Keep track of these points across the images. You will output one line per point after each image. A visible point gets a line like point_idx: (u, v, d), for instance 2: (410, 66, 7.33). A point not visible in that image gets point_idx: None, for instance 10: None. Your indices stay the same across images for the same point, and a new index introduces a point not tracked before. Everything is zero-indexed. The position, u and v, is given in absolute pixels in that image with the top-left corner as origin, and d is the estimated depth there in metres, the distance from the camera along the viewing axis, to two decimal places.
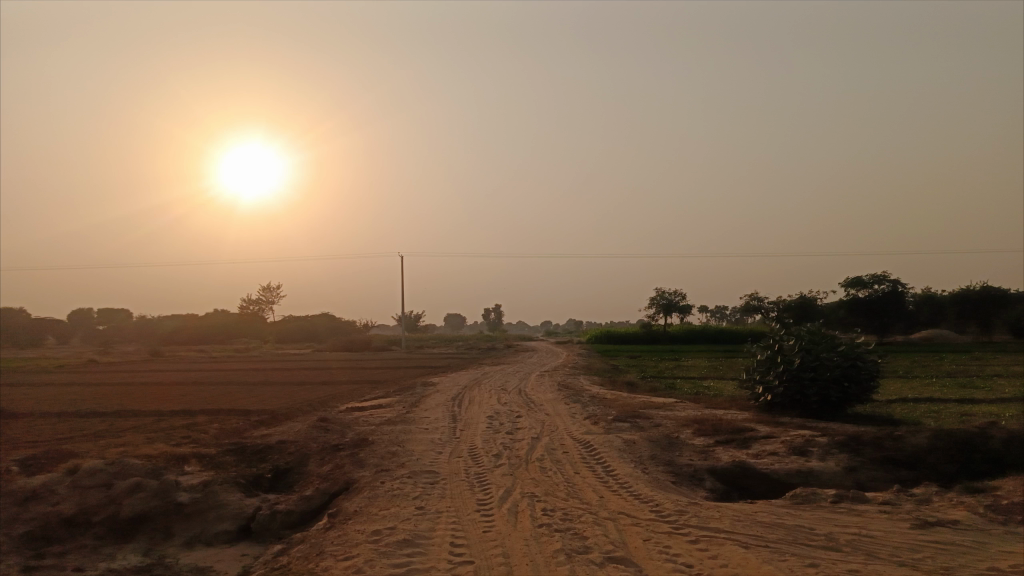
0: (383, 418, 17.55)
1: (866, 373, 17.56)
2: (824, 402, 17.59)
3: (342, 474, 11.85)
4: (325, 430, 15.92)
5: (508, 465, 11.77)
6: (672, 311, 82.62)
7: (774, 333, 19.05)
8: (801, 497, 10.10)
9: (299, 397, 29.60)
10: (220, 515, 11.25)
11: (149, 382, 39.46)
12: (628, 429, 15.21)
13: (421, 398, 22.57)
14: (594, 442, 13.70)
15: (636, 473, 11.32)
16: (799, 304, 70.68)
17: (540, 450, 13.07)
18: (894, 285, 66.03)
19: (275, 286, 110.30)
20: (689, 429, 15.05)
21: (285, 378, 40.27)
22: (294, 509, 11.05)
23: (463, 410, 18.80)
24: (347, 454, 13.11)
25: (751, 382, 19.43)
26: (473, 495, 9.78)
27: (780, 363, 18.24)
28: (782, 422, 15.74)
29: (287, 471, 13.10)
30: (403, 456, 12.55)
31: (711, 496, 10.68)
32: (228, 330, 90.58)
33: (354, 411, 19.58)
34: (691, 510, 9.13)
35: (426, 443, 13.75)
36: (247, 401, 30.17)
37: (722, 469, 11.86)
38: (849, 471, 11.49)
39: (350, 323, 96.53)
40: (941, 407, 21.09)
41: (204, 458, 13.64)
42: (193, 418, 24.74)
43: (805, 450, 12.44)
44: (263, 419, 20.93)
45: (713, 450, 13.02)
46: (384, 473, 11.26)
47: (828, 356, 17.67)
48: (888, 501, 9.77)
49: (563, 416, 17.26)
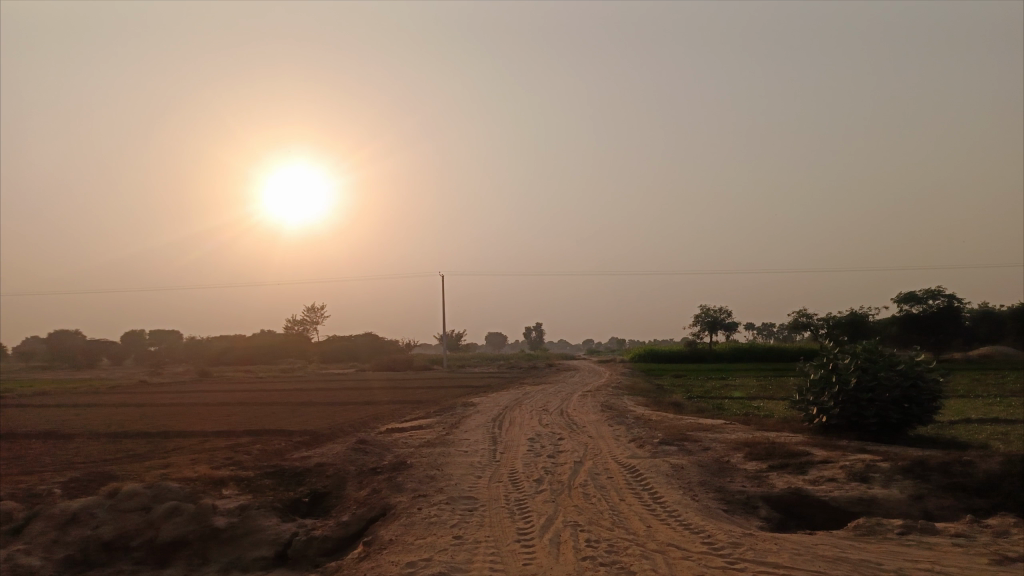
0: (423, 440, 17.21)
1: (928, 393, 16.61)
2: (884, 424, 16.69)
3: (379, 499, 11.52)
4: (364, 453, 15.65)
5: (550, 491, 11.30)
6: (717, 328, 81.09)
7: (828, 352, 18.21)
8: (864, 528, 9.42)
9: (341, 418, 29.55)
10: (256, 541, 11.01)
11: (195, 403, 40.00)
12: (676, 452, 14.60)
13: (461, 419, 22.23)
14: (639, 467, 13.15)
15: (685, 501, 10.74)
16: (850, 320, 68.63)
17: (583, 475, 12.58)
18: (950, 300, 63.63)
19: (320, 307, 111.58)
20: (739, 452, 14.37)
21: (328, 398, 40.36)
22: (330, 535, 10.76)
23: (504, 432, 18.37)
24: (385, 478, 12.80)
25: (804, 403, 18.60)
26: (513, 523, 9.35)
27: (836, 383, 17.40)
28: (839, 445, 14.97)
29: (324, 495, 12.85)
30: (442, 481, 12.19)
31: (766, 526, 10.06)
32: (275, 350, 91.93)
33: (394, 433, 19.33)
34: (745, 541, 8.55)
35: (465, 467, 13.37)
36: (289, 421, 30.22)
37: (777, 497, 11.19)
38: (916, 499, 10.75)
39: (392, 342, 97.05)
40: (1009, 429, 19.91)
41: (242, 482, 13.46)
42: (237, 439, 24.81)
43: (866, 476, 11.70)
44: (304, 441, 20.81)
45: (767, 476, 12.35)
46: (422, 499, 10.91)
47: (887, 375, 16.77)
48: (961, 533, 9.04)
49: (607, 439, 16.71)
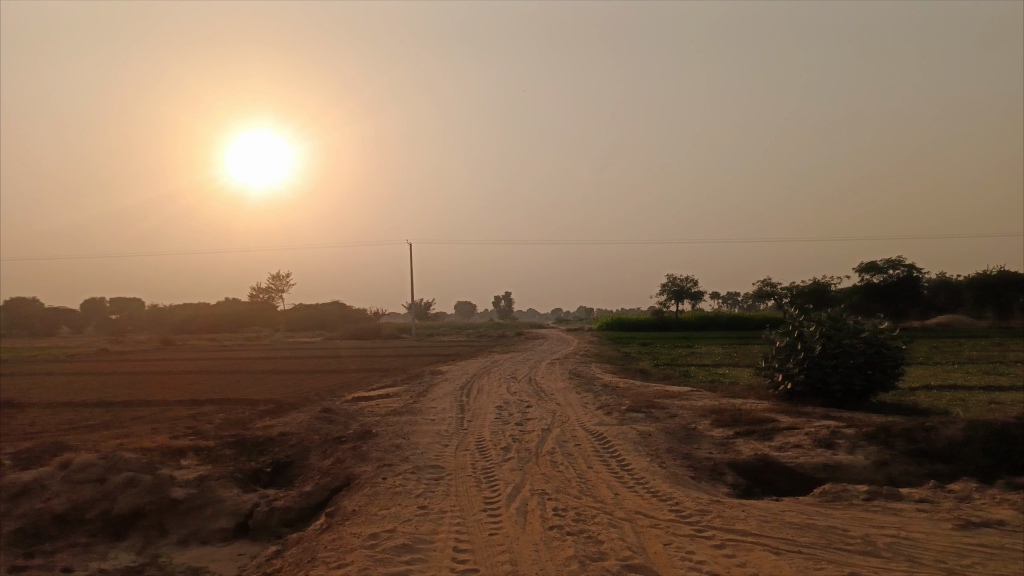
0: (389, 409, 16.98)
1: (891, 360, 16.82)
2: (847, 391, 16.87)
3: (343, 469, 11.28)
4: (328, 422, 15.37)
5: (518, 459, 11.15)
6: (684, 298, 81.80)
7: (793, 320, 18.30)
8: (830, 495, 9.44)
9: (307, 386, 29.20)
10: (216, 512, 10.71)
11: (158, 371, 39.23)
12: (643, 419, 14.58)
13: (429, 387, 22.03)
14: (607, 434, 13.07)
15: (652, 468, 10.68)
16: (813, 290, 69.73)
17: (551, 443, 12.47)
18: (910, 270, 64.88)
19: (286, 275, 109.99)
20: (706, 419, 14.40)
21: (294, 367, 39.84)
22: (292, 506, 10.51)
23: (472, 400, 18.21)
24: (349, 447, 12.53)
25: (769, 370, 18.74)
26: (479, 492, 9.18)
27: (801, 351, 17.52)
28: (804, 412, 15.08)
29: (287, 465, 12.57)
30: (408, 450, 11.97)
31: (733, 492, 10.04)
32: (240, 318, 90.63)
33: (360, 401, 19.06)
34: (713, 509, 8.50)
35: (432, 435, 13.19)
36: (254, 390, 29.78)
37: (744, 464, 11.20)
38: (880, 465, 10.84)
39: (360, 311, 96.25)
40: (966, 396, 20.32)
41: (202, 452, 13.10)
42: (199, 408, 24.29)
43: (832, 442, 11.77)
44: (269, 409, 20.44)
45: (733, 443, 12.37)
46: (388, 468, 10.68)
47: (851, 342, 16.90)
48: (925, 498, 9.13)
49: (575, 406, 16.65)
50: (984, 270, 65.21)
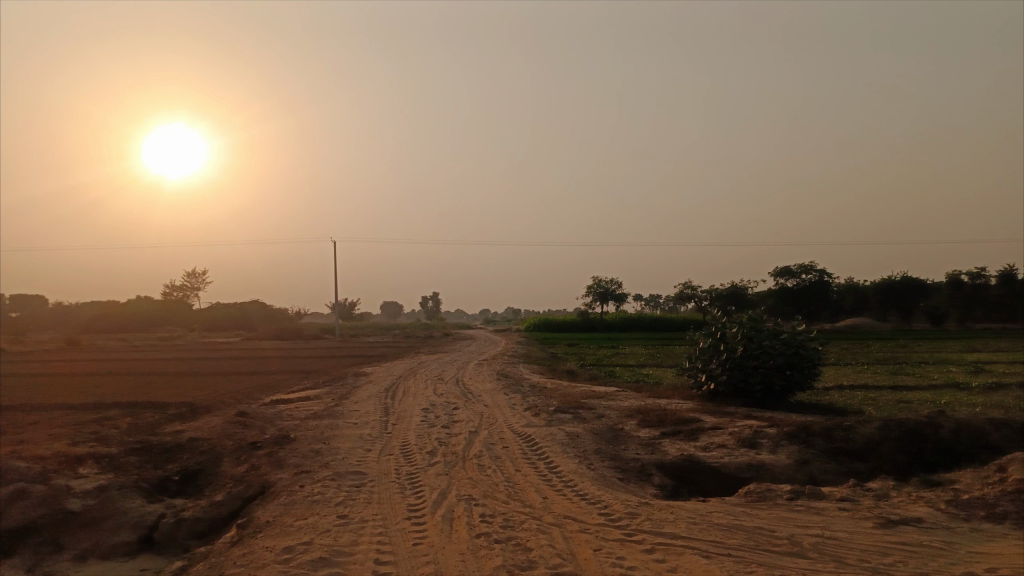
0: (310, 412, 16.31)
1: (808, 360, 17.29)
2: (768, 391, 17.24)
3: (258, 477, 10.67)
4: (243, 426, 14.61)
5: (444, 463, 10.79)
6: (608, 299, 82.92)
7: (716, 320, 18.54)
8: (755, 495, 9.51)
9: (222, 389, 27.95)
10: (117, 524, 9.91)
11: (59, 374, 36.84)
12: (571, 420, 14.46)
13: (352, 389, 21.37)
14: (535, 436, 12.86)
15: (580, 470, 10.52)
16: (731, 293, 71.88)
17: (478, 446, 12.17)
18: (821, 275, 67.76)
19: (202, 272, 105.80)
20: (633, 420, 14.40)
21: (210, 368, 38.16)
22: (201, 517, 9.85)
23: (396, 403, 17.73)
24: (265, 454, 11.90)
25: (693, 370, 18.96)
26: (403, 499, 8.78)
27: (723, 351, 17.78)
28: (727, 411, 15.29)
29: (196, 472, 11.82)
30: (328, 455, 11.43)
31: (661, 493, 9.99)
32: (152, 317, 86.60)
33: (279, 404, 18.25)
34: (642, 512, 8.37)
35: (354, 440, 12.68)
36: (165, 392, 28.29)
37: (670, 465, 11.19)
38: (802, 464, 11.02)
39: (282, 311, 93.48)
40: (878, 395, 21.15)
41: (102, 460, 12.17)
42: (105, 412, 22.85)
43: (755, 441, 11.90)
44: (180, 413, 19.35)
45: (660, 443, 12.37)
46: (306, 475, 10.15)
47: (771, 343, 17.27)
48: (846, 497, 9.28)
49: (502, 408, 16.40)
50: (889, 276, 68.66)
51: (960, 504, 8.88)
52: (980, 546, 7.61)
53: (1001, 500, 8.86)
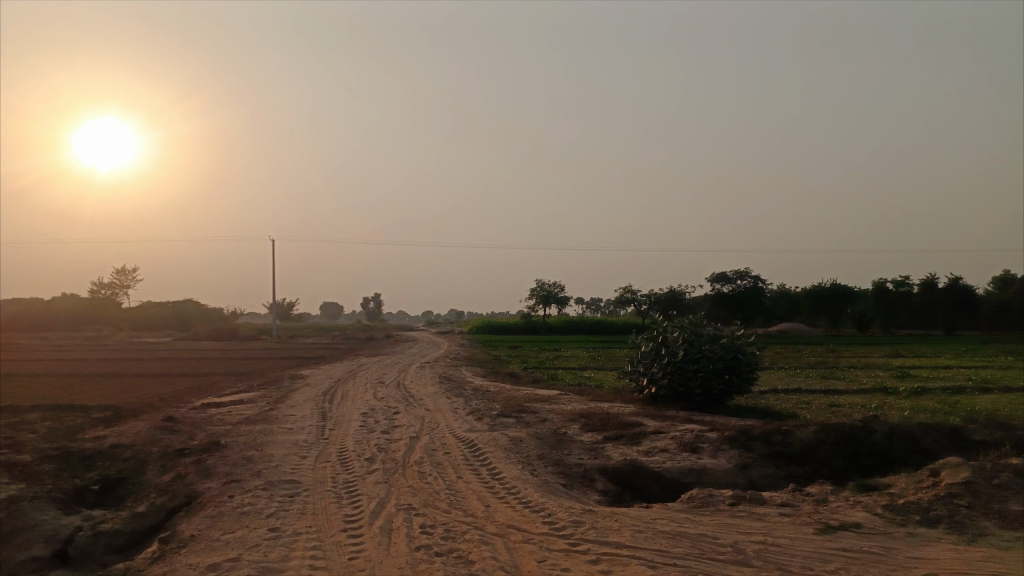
0: (242, 416, 15.67)
1: (747, 364, 17.52)
2: (707, 395, 17.40)
3: (184, 486, 10.11)
4: (170, 432, 13.89)
5: (383, 471, 10.44)
6: (550, 302, 83.24)
7: (658, 324, 18.58)
8: (698, 500, 9.47)
9: (150, 391, 26.77)
10: (28, 538, 9.19)
11: None
12: (514, 424, 14.25)
13: (288, 392, 20.67)
14: (477, 442, 12.60)
15: (523, 476, 10.32)
16: (670, 297, 73.14)
17: (418, 451, 11.84)
18: (756, 281, 69.65)
19: (131, 269, 101.84)
20: (576, 424, 14.29)
21: (138, 370, 36.56)
22: (121, 530, 9.24)
23: (334, 407, 17.21)
24: (193, 461, 11.30)
25: (634, 373, 18.99)
26: (339, 510, 8.40)
27: (665, 355, 17.84)
28: (668, 415, 15.34)
29: (118, 481, 11.12)
30: (260, 463, 10.92)
31: (604, 499, 9.87)
32: (78, 315, 82.78)
33: (210, 408, 17.50)
34: (587, 520, 8.21)
35: (288, 446, 12.19)
36: (88, 395, 26.92)
37: (613, 470, 11.09)
38: (742, 468, 11.07)
39: (216, 311, 90.67)
40: (811, 399, 21.66)
41: (13, 469, 11.35)
42: (21, 416, 21.54)
43: (696, 446, 11.92)
44: (104, 417, 18.35)
45: (603, 448, 12.27)
46: (236, 485, 9.66)
47: (711, 348, 17.42)
48: (786, 502, 9.34)
49: (444, 412, 16.08)
50: (819, 283, 70.93)
51: (897, 508, 9.03)
52: (917, 550, 7.72)
53: (934, 503, 9.05)
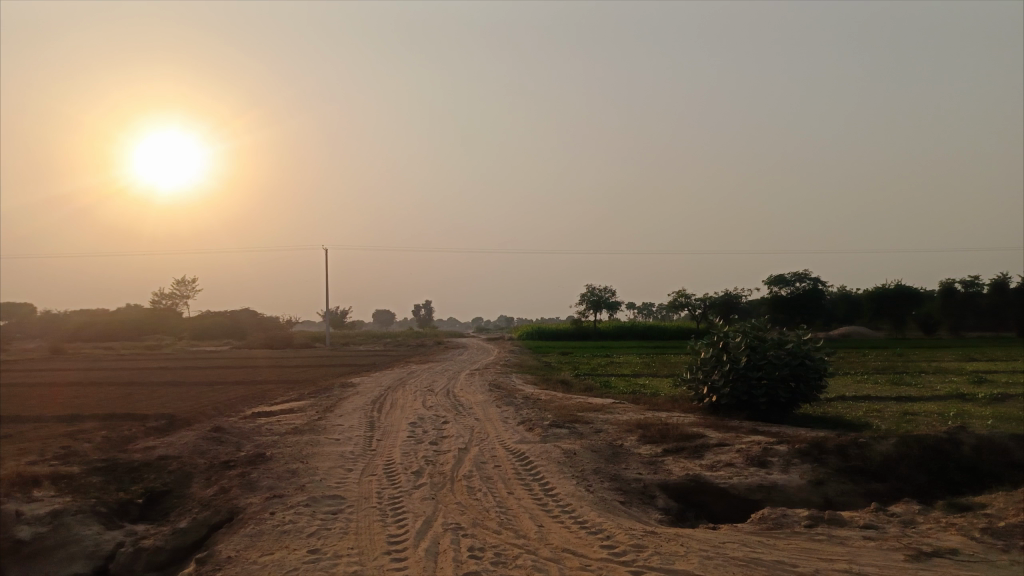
0: (290, 427, 15.40)
1: (815, 371, 16.49)
2: (772, 404, 16.47)
3: (227, 501, 9.78)
4: (217, 443, 13.70)
5: (431, 486, 9.93)
6: (602, 307, 82.20)
7: (718, 329, 17.70)
8: (770, 521, 8.68)
9: (205, 400, 26.99)
10: (70, 555, 8.97)
11: (40, 383, 35.81)
12: (567, 435, 13.62)
13: (338, 401, 20.41)
14: (528, 454, 12.01)
15: (579, 493, 9.67)
16: (724, 301, 71.35)
17: (467, 465, 11.34)
18: (814, 283, 67.40)
19: (191, 279, 104.52)
20: (633, 435, 13.57)
21: (195, 378, 37.10)
22: (163, 547, 8.98)
23: (383, 416, 16.84)
24: (237, 474, 11.02)
25: (694, 381, 18.14)
26: (383, 529, 7.93)
27: (726, 362, 16.96)
28: (732, 425, 14.50)
29: (163, 495, 10.91)
30: (305, 477, 10.55)
31: (666, 518, 9.17)
32: (143, 326, 85.56)
33: (259, 418, 17.36)
34: (649, 543, 7.51)
35: (334, 458, 11.81)
36: (146, 404, 27.33)
37: (675, 486, 10.36)
38: (815, 485, 10.22)
39: (272, 319, 92.40)
40: (884, 407, 20.39)
41: (60, 481, 11.23)
42: (80, 426, 21.85)
43: (764, 460, 11.08)
44: (158, 426, 18.38)
45: (662, 462, 11.53)
46: (278, 500, 9.27)
47: (776, 354, 16.45)
48: (870, 524, 8.49)
49: (494, 422, 15.55)
50: (881, 285, 68.15)
51: (997, 532, 8.09)
52: None
53: None
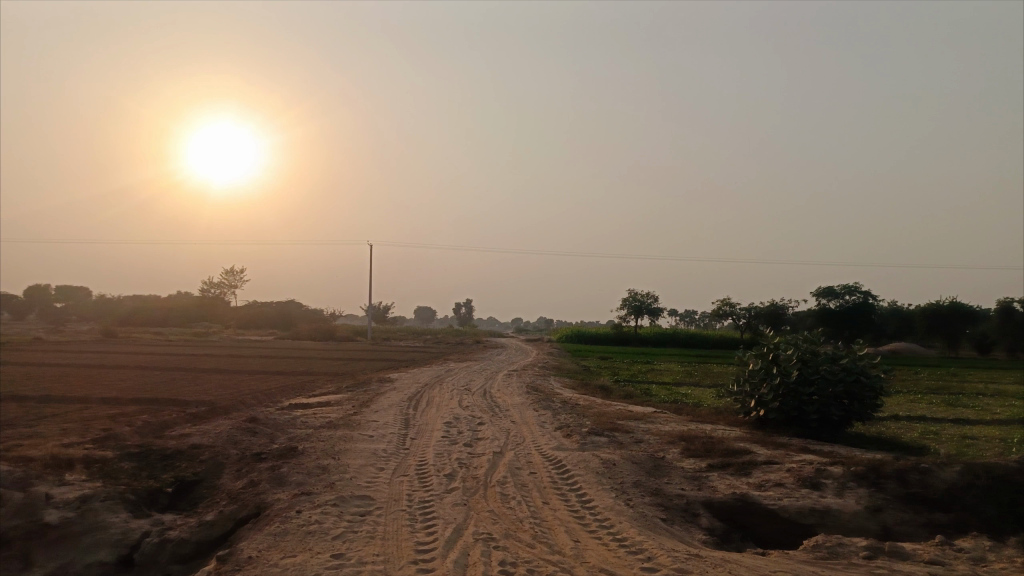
0: (325, 420, 15.18)
1: (870, 389, 15.66)
2: (824, 421, 15.69)
3: (254, 495, 9.55)
4: (251, 434, 13.55)
5: (463, 491, 9.55)
6: (643, 313, 81.14)
7: (769, 340, 16.94)
8: (825, 550, 8.07)
9: (244, 388, 27.11)
10: (95, 542, 8.82)
11: (88, 365, 36.64)
12: (606, 444, 13.11)
13: (373, 396, 20.19)
14: (565, 462, 11.54)
15: (618, 507, 9.17)
16: (770, 311, 69.71)
17: (502, 470, 10.93)
18: (866, 297, 65.36)
19: (238, 269, 106.59)
20: (676, 447, 13.00)
21: (237, 366, 37.47)
22: (188, 539, 8.78)
23: (418, 414, 16.51)
24: (267, 468, 10.79)
25: (741, 394, 17.42)
26: (411, 535, 7.56)
27: (776, 376, 16.21)
28: (780, 443, 13.82)
29: (193, 484, 10.76)
30: (335, 474, 10.27)
31: (711, 540, 8.62)
32: (192, 312, 87.40)
33: (295, 409, 17.21)
34: (695, 568, 6.98)
35: (366, 456, 11.50)
36: (188, 390, 27.66)
37: (720, 505, 9.78)
38: (873, 512, 9.52)
39: (316, 312, 93.49)
40: (941, 430, 19.35)
41: (93, 466, 11.16)
42: (121, 409, 22.08)
43: (817, 482, 10.41)
44: (196, 413, 18.39)
45: (707, 478, 10.95)
46: (306, 498, 8.97)
47: (830, 369, 15.65)
48: (935, 559, 7.82)
49: (531, 426, 15.10)
50: (936, 301, 65.77)
51: None
52: None
53: None
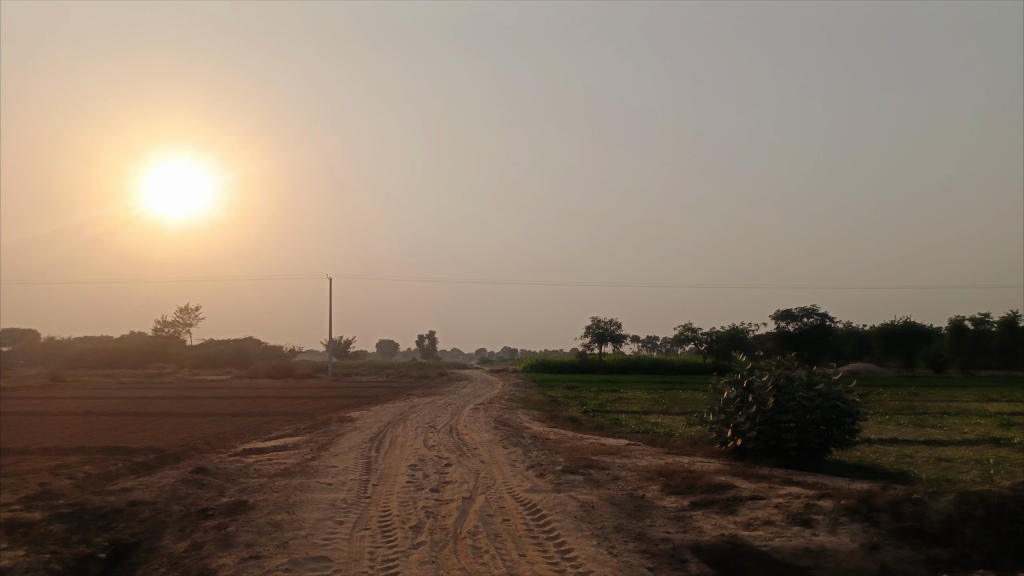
0: (279, 468, 14.16)
1: (848, 415, 15.24)
2: (804, 450, 15.18)
3: (196, 560, 8.53)
4: (198, 486, 12.48)
5: (430, 545, 8.69)
6: (607, 340, 80.88)
7: (742, 367, 16.42)
8: None
9: (197, 433, 25.73)
10: None
11: (30, 411, 34.76)
12: (582, 483, 12.38)
13: (334, 438, 19.16)
14: (540, 506, 10.77)
15: (601, 557, 8.40)
16: (731, 336, 70.06)
17: (471, 518, 10.11)
18: (823, 318, 66.19)
19: (195, 308, 104.04)
20: (655, 484, 12.34)
21: (190, 408, 35.84)
22: None
23: (381, 457, 15.57)
24: (214, 526, 9.79)
25: (716, 423, 16.84)
26: None
27: (752, 404, 15.68)
28: (762, 474, 13.26)
29: (130, 547, 9.68)
30: (290, 531, 9.33)
31: None
32: (145, 351, 84.67)
33: (248, 456, 16.11)
34: None
35: (323, 508, 10.54)
36: (137, 435, 26.19)
37: (709, 548, 9.10)
38: (870, 549, 8.92)
39: (275, 348, 91.27)
40: (916, 453, 19.02)
41: (18, 531, 10.01)
42: (62, 459, 20.61)
43: (808, 518, 9.81)
44: (142, 463, 17.15)
45: (691, 518, 10.28)
46: (254, 563, 8.00)
47: (806, 396, 15.20)
48: None
49: (501, 466, 14.32)
50: (891, 322, 66.96)
51: None
52: None
53: None
